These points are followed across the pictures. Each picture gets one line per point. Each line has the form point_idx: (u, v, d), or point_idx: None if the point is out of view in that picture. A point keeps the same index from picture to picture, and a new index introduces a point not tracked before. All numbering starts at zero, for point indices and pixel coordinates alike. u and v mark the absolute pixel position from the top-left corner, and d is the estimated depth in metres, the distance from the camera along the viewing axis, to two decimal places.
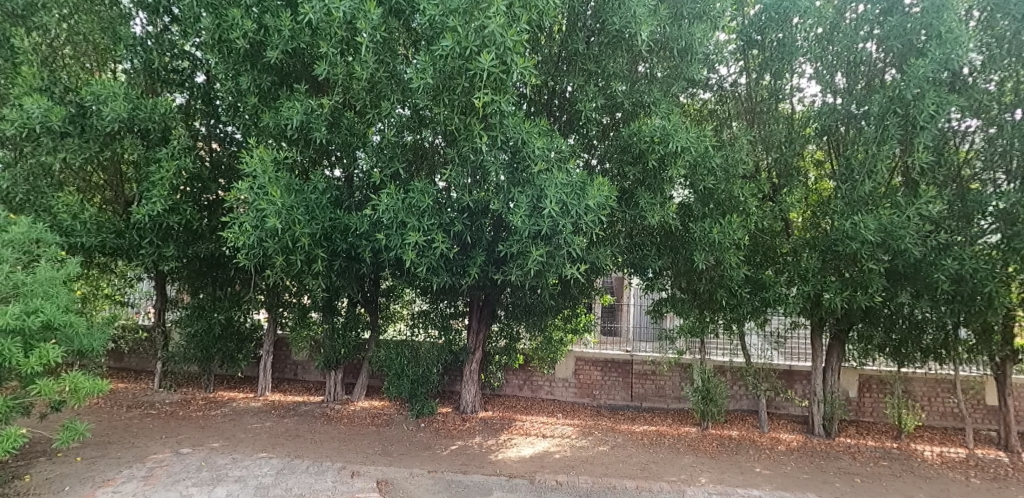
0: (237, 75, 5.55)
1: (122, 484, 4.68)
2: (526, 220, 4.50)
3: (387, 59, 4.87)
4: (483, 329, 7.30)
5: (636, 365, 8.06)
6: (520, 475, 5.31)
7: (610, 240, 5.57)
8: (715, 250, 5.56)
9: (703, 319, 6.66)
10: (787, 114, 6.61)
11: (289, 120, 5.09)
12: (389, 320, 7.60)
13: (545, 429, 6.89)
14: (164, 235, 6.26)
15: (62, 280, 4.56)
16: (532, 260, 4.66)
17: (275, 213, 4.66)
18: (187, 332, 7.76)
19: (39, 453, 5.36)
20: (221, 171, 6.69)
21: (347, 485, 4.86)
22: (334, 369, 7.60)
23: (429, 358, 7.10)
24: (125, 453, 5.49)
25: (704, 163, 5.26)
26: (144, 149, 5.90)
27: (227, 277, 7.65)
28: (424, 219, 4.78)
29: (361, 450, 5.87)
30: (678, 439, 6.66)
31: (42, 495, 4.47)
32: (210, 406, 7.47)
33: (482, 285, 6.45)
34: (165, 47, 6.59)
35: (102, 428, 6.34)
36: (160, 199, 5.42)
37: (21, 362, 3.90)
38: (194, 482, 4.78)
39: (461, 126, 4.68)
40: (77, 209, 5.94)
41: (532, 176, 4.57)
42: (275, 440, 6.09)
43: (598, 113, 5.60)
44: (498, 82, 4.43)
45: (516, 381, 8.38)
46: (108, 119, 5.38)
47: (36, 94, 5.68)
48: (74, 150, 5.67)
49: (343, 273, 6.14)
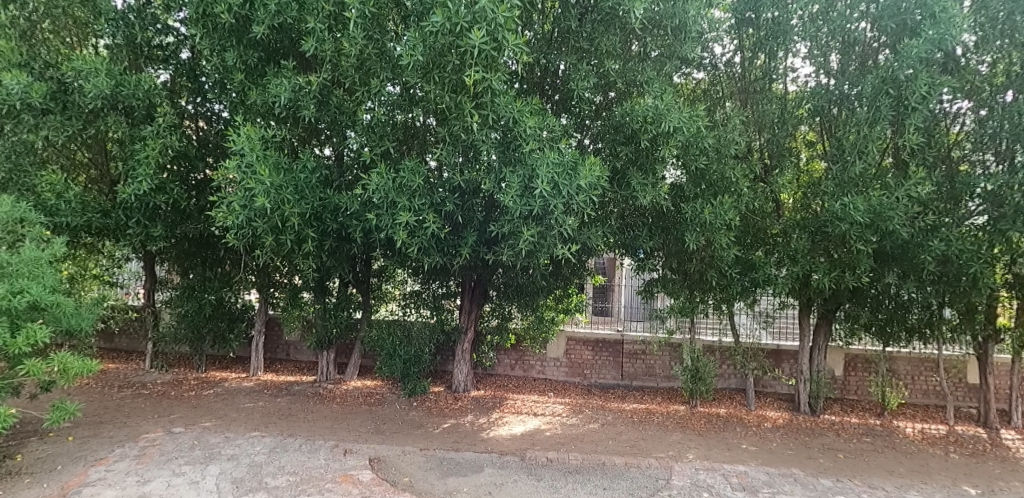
0: (223, 50, 5.42)
1: (115, 463, 4.71)
2: (518, 201, 4.52)
3: (376, 35, 4.82)
4: (474, 309, 7.33)
5: (626, 344, 8.14)
6: (510, 452, 5.40)
7: (602, 221, 5.57)
8: (706, 230, 5.59)
9: (694, 299, 6.77)
10: (781, 94, 6.57)
11: (277, 97, 5.02)
12: (381, 301, 7.60)
13: (537, 407, 6.97)
14: (152, 215, 6.16)
15: (48, 260, 4.52)
16: (524, 240, 4.67)
17: (263, 192, 4.62)
18: (177, 312, 7.74)
19: (30, 433, 5.36)
20: (209, 149, 6.53)
21: (339, 462, 4.91)
22: (326, 349, 7.60)
23: (421, 338, 7.11)
24: (117, 433, 5.50)
25: (697, 143, 5.25)
26: (129, 127, 5.68)
27: (216, 258, 7.57)
28: (415, 199, 4.77)
29: (353, 428, 5.92)
30: (667, 416, 6.77)
31: (34, 474, 4.49)
32: (203, 386, 7.49)
33: (474, 266, 6.46)
34: (147, 21, 6.29)
35: (93, 407, 6.34)
36: (146, 178, 5.32)
37: (8, 342, 3.89)
38: (187, 461, 4.82)
39: (452, 104, 4.62)
40: (61, 188, 5.83)
41: (523, 156, 4.56)
42: (267, 419, 6.12)
43: (591, 93, 5.57)
44: (489, 59, 4.37)
45: (507, 360, 8.42)
46: (89, 95, 5.25)
47: (15, 69, 5.50)
48: (56, 128, 5.53)
49: (334, 253, 6.11)
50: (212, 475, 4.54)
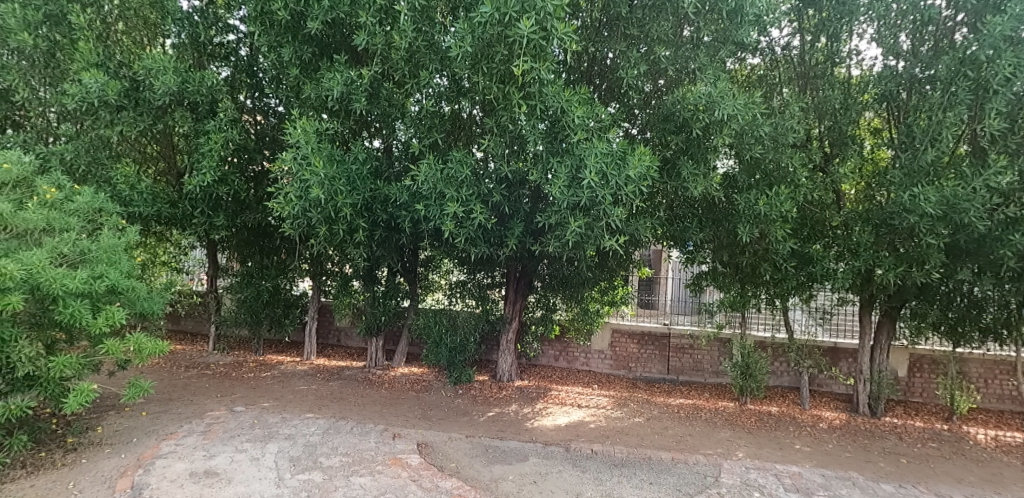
0: (280, 46, 5.60)
1: (184, 437, 5.04)
2: (565, 191, 4.49)
3: (426, 28, 4.94)
4: (519, 299, 7.34)
5: (673, 338, 7.93)
6: (555, 443, 5.43)
7: (651, 212, 5.49)
8: (761, 222, 5.38)
9: (746, 294, 6.57)
10: (844, 79, 6.19)
11: (331, 91, 5.21)
12: (428, 290, 7.64)
13: (581, 399, 6.95)
14: (215, 205, 6.48)
15: (124, 247, 4.89)
16: (571, 231, 4.65)
17: (318, 183, 4.83)
18: (238, 298, 8.16)
19: (109, 407, 5.82)
20: (266, 142, 6.72)
21: (390, 445, 5.08)
22: (375, 336, 7.83)
23: (466, 327, 7.23)
24: (184, 409, 5.88)
25: (752, 131, 5.04)
26: (194, 121, 5.99)
27: (273, 246, 7.92)
28: (463, 190, 4.86)
29: (401, 413, 6.10)
30: (715, 413, 6.61)
31: (113, 445, 4.88)
32: (261, 368, 7.87)
33: (519, 256, 6.43)
34: (211, 20, 6.63)
35: (163, 385, 6.80)
36: (210, 170, 5.61)
37: (91, 322, 4.23)
38: (248, 438, 5.10)
39: (500, 95, 4.70)
40: (134, 180, 6.23)
41: (571, 146, 4.54)
42: (321, 401, 6.38)
43: (641, 81, 5.48)
44: (538, 48, 4.37)
45: (552, 351, 8.39)
46: (160, 92, 5.55)
47: (93, 68, 5.81)
48: (130, 124, 5.85)
49: (384, 243, 6.26)
50: (271, 453, 4.78)
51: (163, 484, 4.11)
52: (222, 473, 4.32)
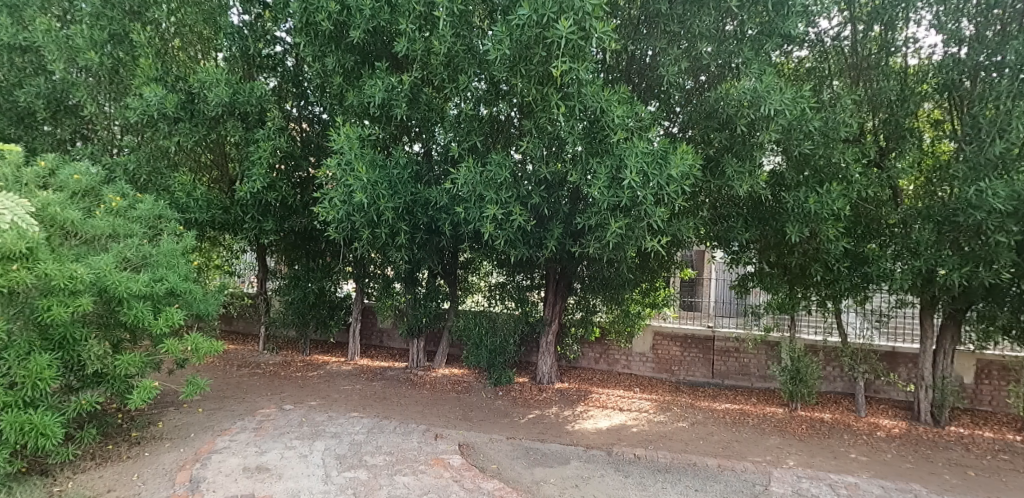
0: (324, 56, 5.81)
1: (237, 433, 5.27)
2: (605, 192, 4.45)
3: (464, 32, 5.00)
4: (558, 301, 7.30)
5: (718, 341, 7.68)
6: (597, 446, 5.36)
7: (693, 212, 5.37)
8: (811, 221, 5.16)
9: (795, 295, 6.33)
10: (900, 69, 5.88)
11: (373, 97, 5.34)
12: (467, 292, 7.74)
13: (622, 402, 6.84)
14: (264, 211, 6.74)
15: (181, 251, 5.17)
16: (612, 232, 4.60)
17: (361, 188, 4.97)
18: (285, 300, 8.46)
19: (169, 403, 6.14)
20: (311, 148, 6.96)
21: (431, 446, 5.15)
22: (416, 337, 7.94)
23: (506, 329, 7.27)
24: (237, 406, 6.14)
25: (801, 126, 4.83)
26: (244, 131, 6.25)
27: (318, 250, 8.19)
28: (502, 192, 4.88)
29: (443, 414, 6.16)
30: (764, 419, 6.38)
31: (173, 440, 5.15)
32: (308, 368, 8.13)
33: (559, 258, 6.40)
34: (259, 34, 6.88)
35: (218, 383, 7.12)
36: (260, 177, 5.86)
37: (152, 322, 4.49)
38: (297, 436, 5.27)
39: (539, 96, 4.73)
40: (190, 188, 6.56)
41: (611, 146, 4.48)
42: (365, 401, 6.53)
43: (681, 78, 5.42)
44: (577, 49, 4.35)
45: (592, 354, 8.31)
46: (213, 104, 5.83)
47: (152, 83, 6.14)
48: (186, 134, 6.18)
49: (425, 245, 6.35)
50: (319, 450, 4.93)
51: (218, 478, 4.29)
52: (272, 469, 4.48)
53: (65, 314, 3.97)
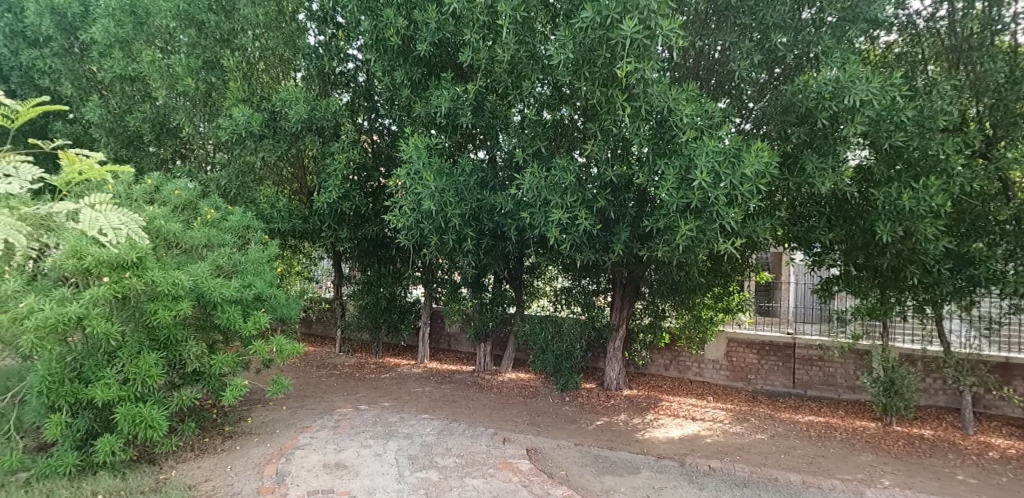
0: (393, 70, 6.07)
1: (317, 431, 5.56)
2: (674, 194, 4.31)
3: (528, 39, 5.02)
4: (626, 306, 7.15)
5: (799, 349, 7.22)
6: (669, 457, 5.18)
7: (769, 212, 5.09)
8: (904, 219, 4.74)
9: (887, 300, 5.84)
10: (1008, 48, 5.32)
11: (439, 107, 5.52)
12: (533, 297, 7.75)
13: (695, 411, 6.58)
14: (339, 220, 7.10)
15: (266, 259, 5.54)
16: (681, 235, 4.45)
17: (429, 196, 5.14)
18: (359, 304, 8.86)
19: (257, 401, 6.59)
20: (382, 159, 7.23)
21: (500, 449, 5.19)
22: (484, 341, 8.05)
23: (572, 334, 7.16)
24: (317, 405, 6.48)
25: (891, 117, 4.44)
26: (321, 144, 6.63)
27: (389, 256, 8.56)
28: (567, 196, 4.85)
29: (510, 418, 6.19)
30: (854, 434, 5.91)
31: (261, 435, 5.52)
32: (381, 370, 8.45)
33: (626, 262, 6.28)
34: (334, 53, 7.22)
35: (300, 383, 7.55)
36: (335, 188, 6.22)
37: (242, 325, 4.85)
38: (372, 435, 5.49)
39: (603, 99, 4.71)
40: (274, 200, 7.04)
41: (680, 146, 4.35)
42: (435, 403, 6.69)
43: (754, 71, 5.17)
44: (642, 48, 4.27)
45: (661, 360, 7.98)
46: (293, 120, 6.24)
47: (240, 103, 6.65)
48: (270, 150, 6.62)
49: (490, 251, 6.43)
50: (392, 450, 5.10)
51: (301, 472, 4.54)
52: (350, 467, 4.69)
53: (169, 316, 4.38)
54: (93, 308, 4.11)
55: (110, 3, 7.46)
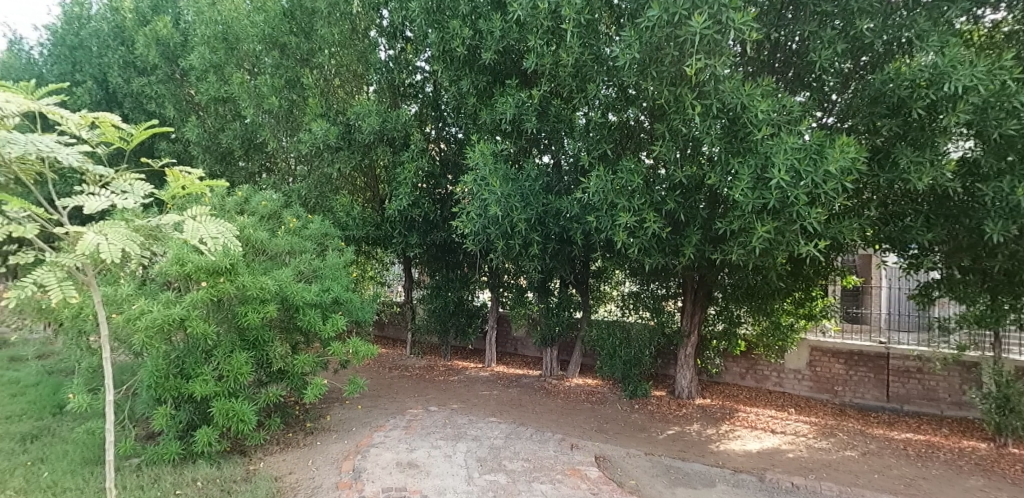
0: (459, 79, 6.23)
1: (391, 430, 5.77)
2: (748, 194, 4.08)
3: (592, 41, 4.99)
4: (698, 311, 6.89)
5: (893, 360, 6.56)
6: (747, 471, 4.92)
7: (857, 212, 4.72)
8: (1018, 216, 4.22)
9: (999, 307, 5.27)
10: None
11: (504, 114, 5.66)
12: (599, 301, 7.59)
13: (775, 424, 6.20)
14: (410, 226, 7.34)
15: (343, 265, 5.85)
16: (757, 238, 4.23)
17: (495, 201, 5.26)
18: (428, 308, 9.12)
19: (334, 400, 6.93)
20: (449, 167, 7.43)
21: (568, 456, 5.15)
22: (550, 346, 8.01)
23: (641, 340, 6.98)
24: (390, 406, 6.72)
25: (1002, 103, 4.00)
26: (392, 154, 6.91)
27: (456, 261, 8.79)
28: (634, 199, 4.76)
29: (578, 424, 6.12)
30: (961, 455, 5.34)
31: (338, 432, 5.80)
32: (449, 373, 8.63)
33: (697, 266, 6.03)
34: (403, 65, 7.54)
35: (374, 383, 7.85)
36: (405, 196, 6.50)
37: (322, 326, 5.14)
38: (442, 436, 5.62)
39: (672, 98, 4.54)
40: (349, 208, 7.41)
41: (755, 143, 4.14)
42: (502, 407, 6.74)
43: (839, 61, 4.81)
44: (712, 44, 4.17)
45: (737, 369, 7.57)
46: (366, 132, 6.58)
47: (318, 118, 7.08)
48: (346, 161, 6.99)
49: (556, 255, 6.41)
50: (461, 452, 5.20)
51: (376, 470, 4.73)
52: (421, 466, 4.82)
53: (258, 318, 4.72)
54: (193, 310, 4.52)
55: (205, 32, 8.17)
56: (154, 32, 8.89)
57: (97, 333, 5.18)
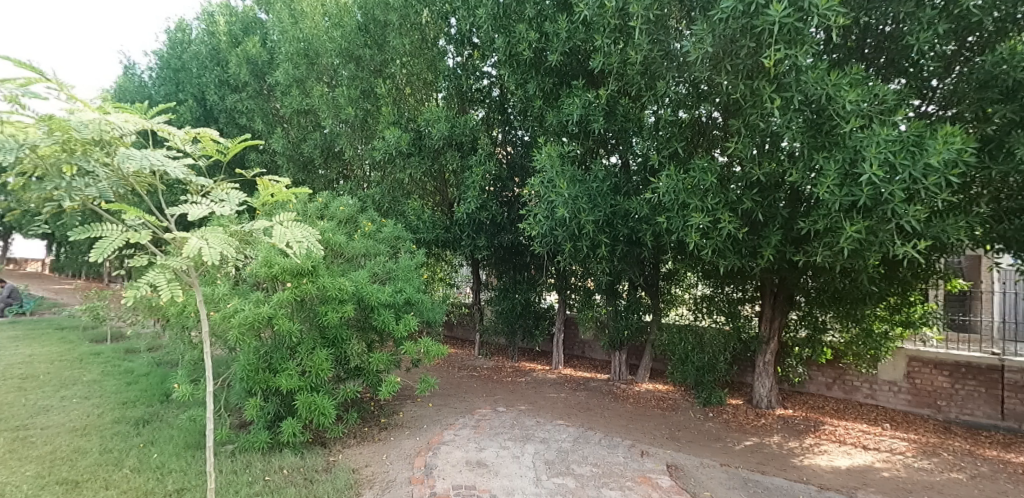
0: (525, 82, 6.27)
1: (460, 429, 5.88)
2: (836, 191, 3.83)
3: (661, 37, 4.82)
4: (778, 316, 6.50)
5: (1008, 373, 5.80)
6: (834, 489, 4.57)
7: (966, 210, 4.24)
8: None
9: None
10: None
11: (571, 115, 5.64)
12: (670, 305, 7.44)
13: (868, 440, 5.71)
14: (478, 229, 7.44)
15: (414, 267, 6.05)
16: (845, 238, 3.92)
17: (563, 203, 5.25)
18: (495, 310, 9.24)
19: (407, 397, 7.16)
20: (516, 169, 7.48)
21: (638, 463, 5.01)
22: (619, 350, 7.81)
23: (715, 346, 6.67)
24: (460, 405, 6.86)
25: None
26: (461, 159, 7.08)
27: (523, 263, 8.88)
28: (707, 199, 4.57)
29: (648, 431, 5.95)
30: None
31: (411, 429, 5.99)
32: (517, 374, 8.66)
33: (777, 268, 5.70)
34: (470, 71, 7.65)
35: (445, 383, 8.04)
36: (473, 199, 6.65)
37: (395, 326, 5.34)
38: (510, 437, 5.65)
39: (748, 92, 4.30)
40: (419, 212, 7.65)
41: (842, 137, 3.86)
42: (570, 410, 6.68)
43: (938, 43, 4.37)
44: (794, 32, 3.92)
45: (823, 379, 7.00)
46: (436, 137, 6.80)
47: (392, 126, 7.37)
48: (417, 167, 7.23)
49: (625, 257, 6.26)
50: (529, 453, 5.21)
51: (446, 467, 4.84)
52: (490, 465, 4.89)
53: (336, 317, 4.98)
54: (280, 309, 4.86)
55: (289, 49, 8.74)
56: (245, 53, 9.65)
57: (197, 328, 5.69)
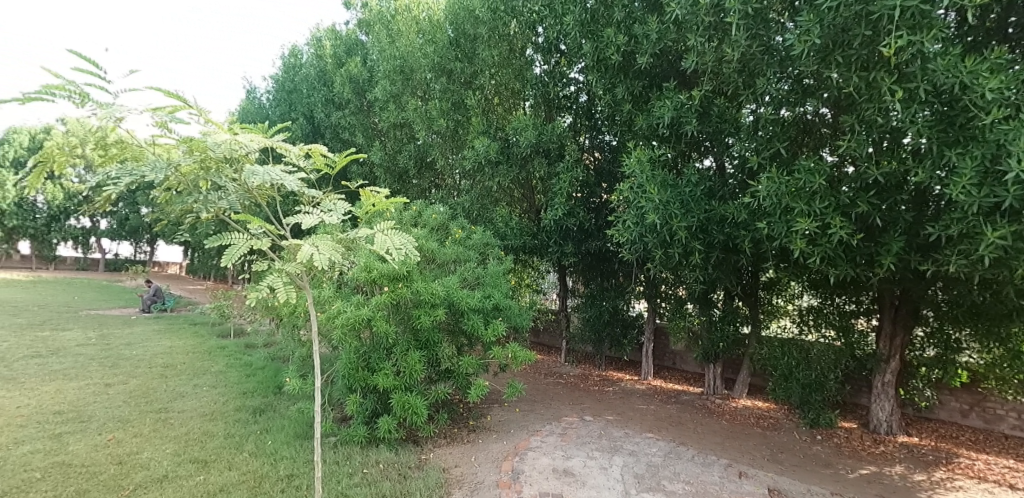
0: (614, 86, 6.17)
1: (547, 436, 5.86)
2: (974, 192, 3.40)
3: (761, 32, 4.54)
4: (900, 332, 5.85)
5: None
6: None
7: None
8: None
9: None
10: None
11: (661, 118, 5.46)
12: (771, 316, 7.00)
13: (1017, 478, 4.93)
14: (565, 235, 7.41)
15: (502, 273, 6.16)
16: (986, 246, 3.41)
17: (654, 208, 5.11)
18: (582, 317, 9.15)
19: (494, 401, 7.28)
20: (604, 175, 7.40)
21: (736, 484, 4.70)
22: (714, 362, 7.43)
23: (824, 362, 6.10)
24: (546, 411, 6.84)
25: None
26: (548, 166, 7.11)
27: (611, 270, 8.74)
28: (814, 202, 4.21)
29: (747, 451, 5.56)
30: None
31: (498, 432, 6.07)
32: (605, 383, 8.48)
33: (898, 278, 5.12)
34: (557, 78, 7.65)
35: (534, 389, 8.07)
36: (560, 206, 6.67)
37: (484, 331, 5.45)
38: (597, 447, 5.55)
39: (863, 84, 3.89)
40: (507, 219, 7.77)
41: (981, 131, 3.43)
42: (660, 423, 6.42)
43: None
44: (919, 16, 3.52)
45: (957, 404, 6.08)
46: (524, 145, 6.90)
47: (481, 135, 7.57)
48: (505, 175, 7.32)
49: (720, 265, 5.92)
50: (618, 465, 5.08)
51: (533, 473, 4.85)
52: (577, 475, 4.82)
53: (428, 321, 5.20)
54: (378, 312, 5.16)
55: (387, 67, 9.27)
56: (348, 73, 10.41)
57: (305, 327, 6.18)
